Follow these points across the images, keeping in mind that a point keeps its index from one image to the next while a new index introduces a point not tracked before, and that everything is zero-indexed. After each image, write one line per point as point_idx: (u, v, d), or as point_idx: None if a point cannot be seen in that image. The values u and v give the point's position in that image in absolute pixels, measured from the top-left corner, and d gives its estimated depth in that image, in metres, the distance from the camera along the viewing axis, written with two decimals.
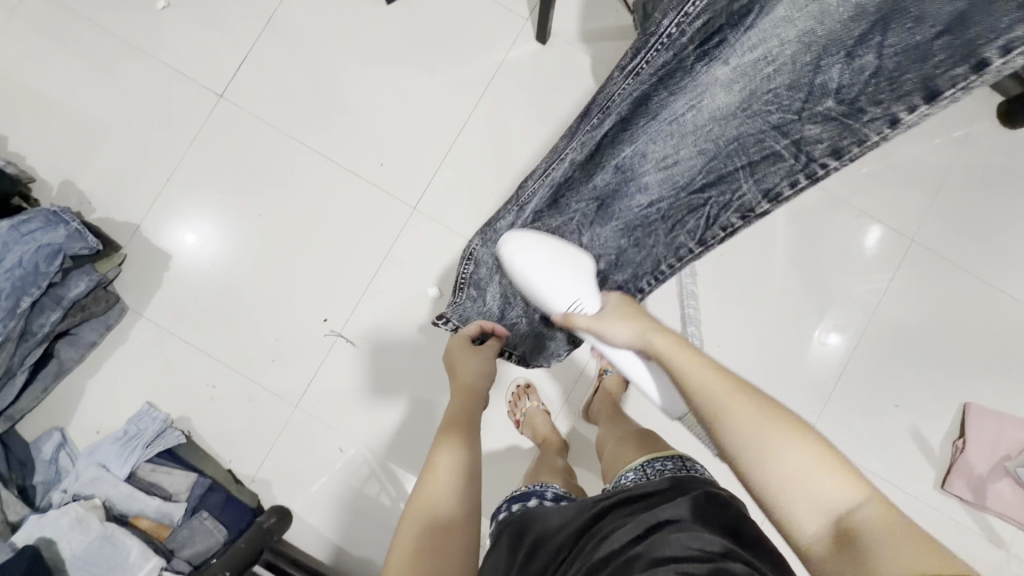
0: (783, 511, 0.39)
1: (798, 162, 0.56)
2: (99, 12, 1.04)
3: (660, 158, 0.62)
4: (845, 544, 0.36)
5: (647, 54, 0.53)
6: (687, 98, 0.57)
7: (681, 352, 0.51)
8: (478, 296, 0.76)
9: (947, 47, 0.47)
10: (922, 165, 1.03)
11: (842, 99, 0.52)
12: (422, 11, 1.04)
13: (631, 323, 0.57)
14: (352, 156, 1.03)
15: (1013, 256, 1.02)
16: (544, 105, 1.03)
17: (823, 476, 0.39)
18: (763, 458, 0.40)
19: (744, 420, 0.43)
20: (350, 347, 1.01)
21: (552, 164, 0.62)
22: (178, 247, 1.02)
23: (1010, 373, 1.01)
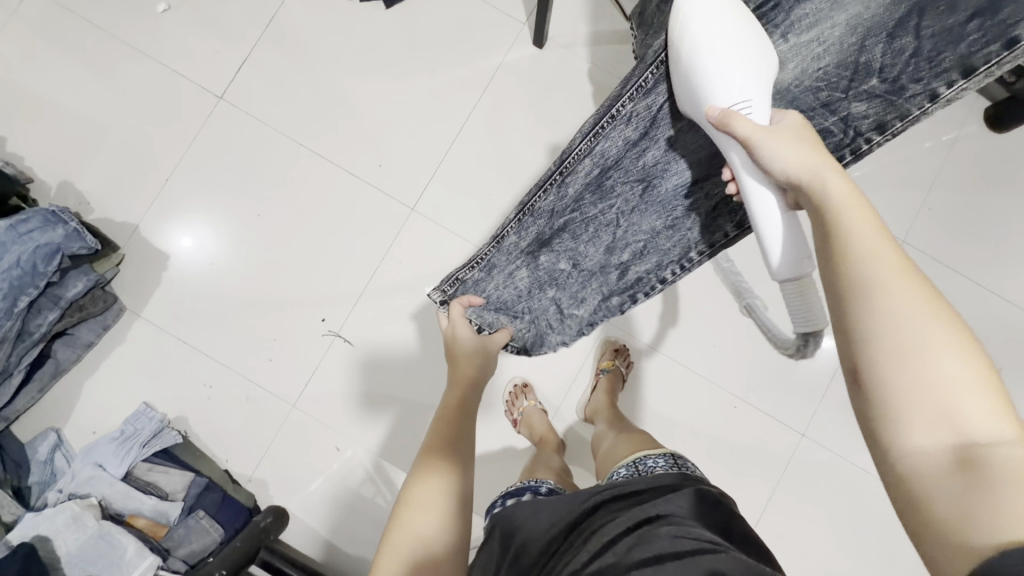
0: (909, 412, 0.35)
1: (845, 136, 0.57)
2: (101, 14, 1.05)
3: None
4: (967, 468, 0.32)
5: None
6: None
7: (855, 205, 0.43)
8: (485, 278, 0.74)
9: (978, 29, 0.51)
10: (913, 167, 1.05)
11: (885, 79, 0.55)
12: (421, 14, 1.05)
13: (804, 152, 0.48)
14: (351, 157, 1.04)
15: (1002, 256, 1.04)
16: (542, 107, 1.04)
17: (977, 397, 0.34)
18: (905, 352, 0.36)
19: (901, 305, 0.37)
20: (348, 346, 1.02)
21: (600, 135, 0.63)
22: (176, 248, 1.02)
23: (1001, 372, 1.02)
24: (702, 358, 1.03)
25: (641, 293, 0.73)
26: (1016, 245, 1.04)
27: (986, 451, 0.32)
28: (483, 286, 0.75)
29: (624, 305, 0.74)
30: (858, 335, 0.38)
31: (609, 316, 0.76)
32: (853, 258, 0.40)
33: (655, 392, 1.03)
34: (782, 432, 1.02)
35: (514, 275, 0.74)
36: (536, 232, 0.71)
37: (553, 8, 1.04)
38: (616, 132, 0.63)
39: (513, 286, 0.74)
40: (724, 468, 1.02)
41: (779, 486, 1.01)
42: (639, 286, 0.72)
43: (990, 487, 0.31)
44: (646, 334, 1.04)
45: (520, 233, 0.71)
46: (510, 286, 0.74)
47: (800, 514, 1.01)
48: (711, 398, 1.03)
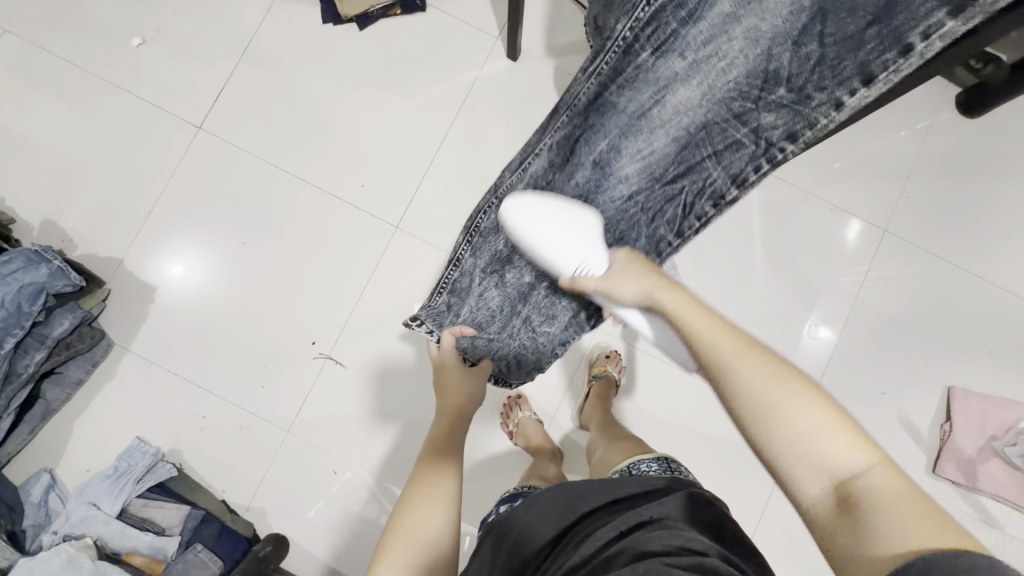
0: (790, 476, 0.41)
1: (758, 148, 0.64)
2: (77, 52, 1.06)
3: (635, 152, 0.67)
4: (845, 508, 0.38)
5: (609, 56, 0.59)
6: (651, 93, 0.62)
7: (685, 307, 0.56)
8: (455, 301, 0.77)
9: (877, 35, 0.56)
10: (889, 157, 1.06)
11: (792, 88, 0.60)
12: (395, 35, 1.06)
13: (639, 282, 0.63)
14: (333, 179, 1.04)
15: (982, 239, 1.05)
16: (520, 119, 1.05)
17: (826, 439, 0.41)
18: (770, 429, 0.43)
19: (744, 375, 0.46)
20: (340, 368, 1.01)
21: (529, 166, 0.66)
22: (167, 279, 1.02)
23: (991, 354, 1.03)
24: None
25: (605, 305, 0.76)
26: (995, 228, 1.05)
27: (859, 486, 0.38)
28: (458, 309, 0.78)
29: (590, 316, 0.77)
30: (736, 406, 0.45)
31: (577, 327, 0.78)
32: (705, 356, 0.50)
33: (650, 396, 1.03)
34: None
35: (484, 295, 0.76)
36: (492, 252, 0.73)
37: (526, 21, 1.06)
38: (540, 161, 0.66)
39: (487, 307, 0.77)
40: (723, 467, 1.02)
41: None
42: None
43: (868, 530, 0.36)
44: (637, 338, 1.04)
45: (476, 255, 0.73)
46: (481, 306, 0.77)
47: None
48: (706, 398, 1.03)
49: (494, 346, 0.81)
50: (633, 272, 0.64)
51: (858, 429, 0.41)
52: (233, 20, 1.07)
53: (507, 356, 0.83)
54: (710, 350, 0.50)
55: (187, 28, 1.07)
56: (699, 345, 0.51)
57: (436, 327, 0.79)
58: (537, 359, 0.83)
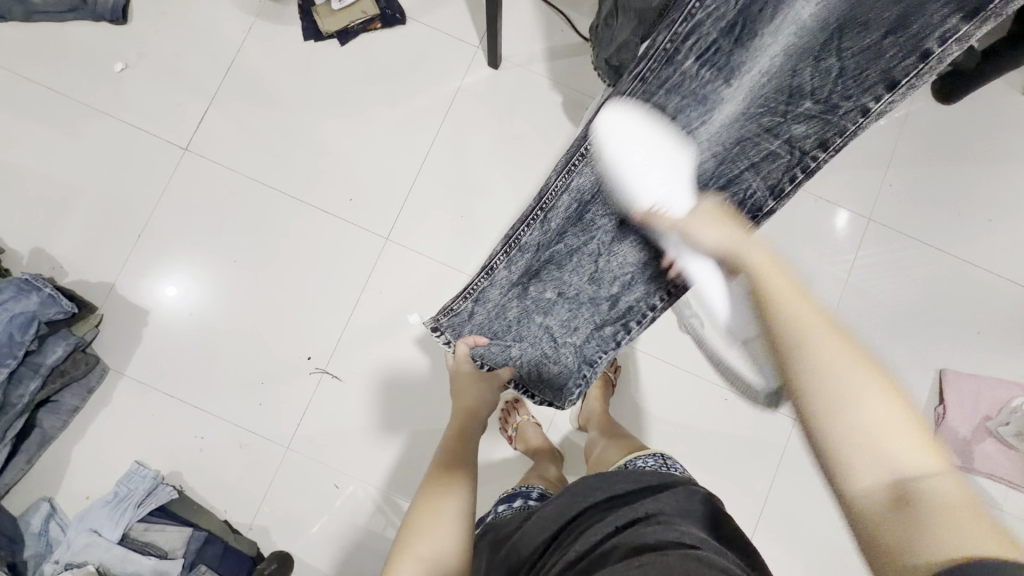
0: (846, 468, 0.38)
1: (792, 157, 0.62)
2: (60, 79, 1.06)
3: (680, 161, 0.64)
4: (903, 505, 0.35)
5: (652, 64, 0.55)
6: (698, 111, 0.61)
7: (767, 263, 0.51)
8: (476, 306, 0.77)
9: (894, 45, 0.53)
10: (869, 146, 1.08)
11: (817, 99, 0.58)
12: (376, 48, 1.07)
13: (724, 231, 0.59)
14: (322, 194, 1.05)
15: (964, 222, 1.07)
16: (504, 125, 1.06)
17: (895, 443, 0.38)
18: (844, 408, 0.39)
19: (824, 358, 0.42)
20: (336, 381, 1.01)
21: (574, 173, 0.63)
22: (156, 300, 1.02)
23: (979, 335, 1.05)
24: (689, 354, 1.05)
25: (632, 321, 0.75)
26: (976, 211, 1.07)
27: (920, 489, 0.36)
28: (478, 318, 0.78)
29: (613, 332, 0.77)
30: (798, 388, 0.42)
31: (601, 341, 0.78)
32: (780, 324, 0.45)
33: (647, 394, 1.04)
34: (775, 418, 1.03)
35: (504, 304, 0.77)
36: (524, 265, 0.72)
37: (505, 29, 1.07)
38: (586, 172, 0.63)
39: (503, 317, 0.78)
40: (722, 460, 1.02)
41: (779, 472, 1.02)
42: (629, 314, 0.75)
43: (924, 533, 0.34)
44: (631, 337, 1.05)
45: (509, 265, 0.72)
46: (502, 316, 0.78)
47: (803, 499, 1.02)
48: (702, 393, 1.04)
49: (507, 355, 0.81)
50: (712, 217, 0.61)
51: (917, 419, 0.39)
52: (214, 41, 1.08)
53: (527, 362, 0.82)
54: (781, 317, 0.45)
55: (169, 51, 1.07)
56: (780, 321, 0.45)
57: (455, 337, 0.81)
58: (557, 366, 0.81)
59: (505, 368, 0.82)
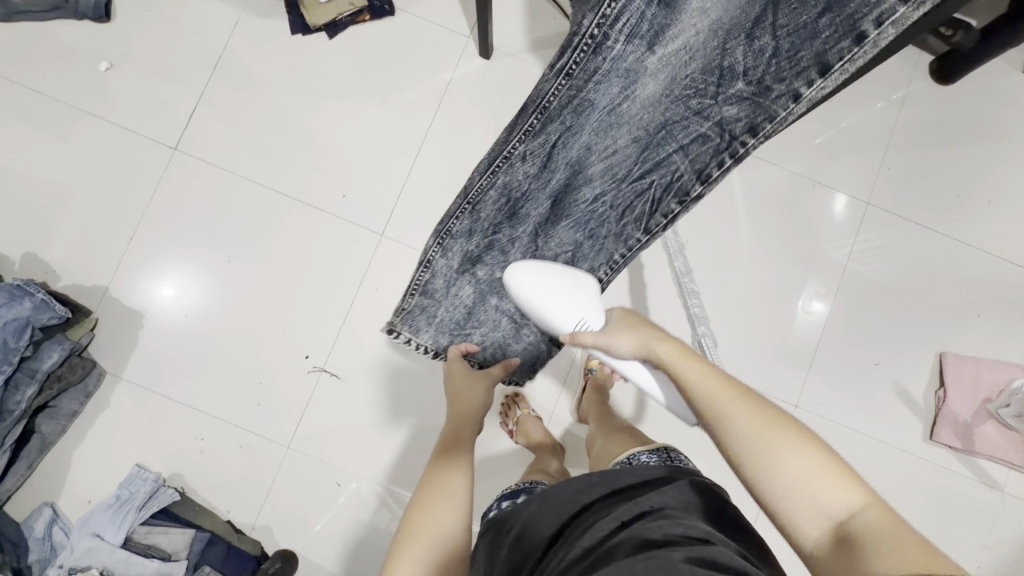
0: (789, 521, 0.43)
1: (722, 140, 0.59)
2: (44, 80, 1.04)
3: (602, 149, 0.62)
4: (843, 543, 0.40)
5: (578, 55, 0.54)
6: (620, 86, 0.57)
7: (678, 355, 0.55)
8: (428, 301, 0.73)
9: (831, 24, 0.50)
10: (867, 129, 1.07)
11: (750, 81, 0.55)
12: (365, 41, 1.05)
13: (633, 335, 0.61)
14: (315, 191, 1.04)
15: (963, 204, 1.06)
16: (497, 117, 1.05)
17: (826, 483, 0.43)
18: (772, 468, 0.44)
19: (741, 419, 0.47)
20: (335, 379, 1.01)
21: (499, 171, 0.61)
22: (156, 304, 1.01)
23: (978, 318, 1.04)
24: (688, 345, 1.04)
25: None
26: (975, 192, 1.06)
27: (851, 523, 0.41)
28: (432, 312, 0.75)
29: None
30: (731, 453, 0.47)
31: None
32: (697, 399, 0.51)
33: None
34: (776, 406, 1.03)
35: (459, 293, 0.73)
36: (464, 252, 0.69)
37: (495, 19, 1.05)
38: (515, 169, 0.62)
39: (458, 306, 0.75)
40: None
41: None
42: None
43: (867, 558, 0.38)
44: None
45: (448, 256, 0.68)
46: (457, 304, 0.74)
47: None
48: None
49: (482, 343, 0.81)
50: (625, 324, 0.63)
51: (847, 466, 0.44)
52: (199, 37, 1.06)
53: (489, 345, 0.81)
54: (697, 391, 0.51)
55: (155, 49, 1.05)
56: (694, 397, 0.51)
57: (416, 333, 0.76)
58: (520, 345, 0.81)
59: (499, 365, 0.83)
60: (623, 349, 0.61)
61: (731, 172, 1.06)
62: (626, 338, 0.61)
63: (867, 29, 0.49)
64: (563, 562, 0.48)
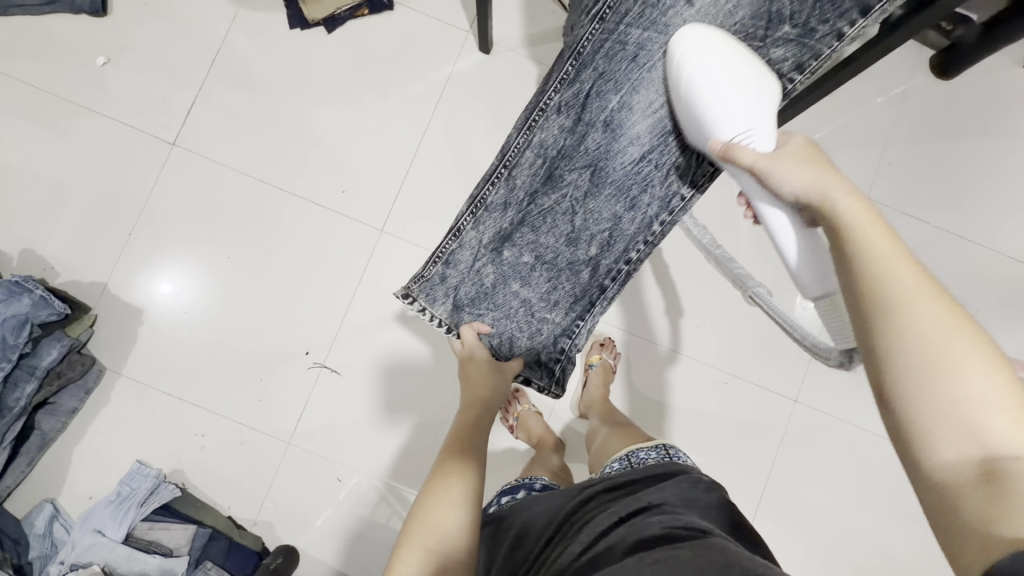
0: (921, 429, 0.37)
1: (770, 79, 0.66)
2: (41, 74, 1.03)
3: (644, 105, 0.68)
4: (991, 481, 0.33)
5: (610, 2, 0.66)
6: (659, 43, 0.67)
7: (868, 221, 0.45)
8: (449, 270, 0.75)
9: None
10: (868, 124, 1.07)
11: (796, 23, 0.64)
12: (364, 35, 1.05)
13: (812, 172, 0.52)
14: (314, 186, 1.03)
15: (963, 199, 1.06)
16: (497, 112, 1.04)
17: (997, 414, 0.35)
18: (925, 370, 0.37)
19: (920, 314, 0.39)
20: (335, 376, 1.01)
21: (541, 120, 0.70)
22: (151, 297, 1.01)
23: (978, 313, 1.05)
24: (688, 340, 1.04)
25: (609, 280, 0.74)
26: (975, 187, 1.06)
27: (1012, 467, 0.33)
28: (455, 283, 0.76)
29: (595, 296, 0.75)
30: (876, 338, 0.40)
31: (583, 303, 0.75)
32: (858, 268, 0.43)
33: (648, 381, 1.04)
34: (775, 401, 1.04)
35: (482, 268, 0.75)
36: (496, 227, 0.74)
37: (495, 13, 1.05)
38: (551, 122, 0.70)
39: (479, 283, 0.76)
40: (723, 443, 1.03)
41: (780, 453, 1.03)
42: (608, 274, 0.74)
43: (1012, 500, 0.32)
44: (631, 325, 1.05)
45: (478, 228, 0.74)
46: (479, 283, 0.76)
47: (804, 479, 1.02)
48: (703, 377, 1.04)
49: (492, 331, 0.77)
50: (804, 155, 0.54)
51: None
52: (197, 32, 1.05)
53: (501, 333, 0.78)
54: (860, 262, 0.43)
55: (152, 43, 1.05)
56: (863, 264, 0.43)
57: (432, 303, 0.76)
58: (530, 342, 0.78)
59: (516, 358, 0.78)
60: (787, 183, 0.53)
61: None
62: (800, 171, 0.52)
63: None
64: (562, 559, 0.49)
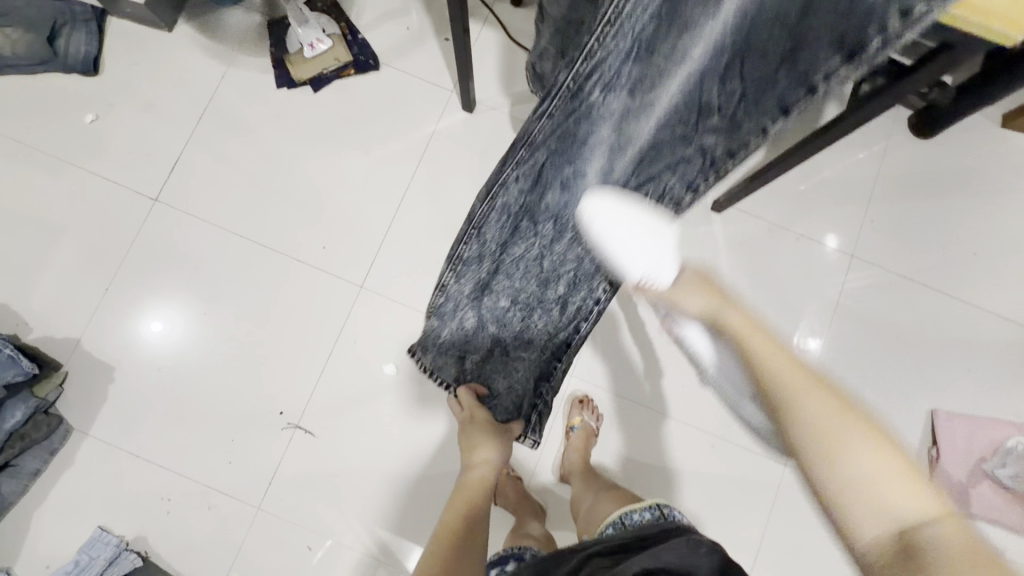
0: (844, 515, 0.41)
1: (705, 161, 0.58)
2: (28, 132, 1.05)
3: (598, 171, 0.56)
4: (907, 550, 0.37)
5: (556, 103, 0.46)
6: (610, 125, 0.50)
7: (750, 325, 0.50)
8: (438, 321, 0.71)
9: (788, 76, 0.47)
10: (849, 181, 1.07)
11: (724, 115, 0.52)
12: (349, 95, 1.06)
13: (703, 297, 0.54)
14: (294, 243, 1.03)
15: (948, 257, 1.05)
16: (480, 169, 1.05)
17: (890, 486, 0.40)
18: (836, 465, 0.42)
19: (813, 405, 0.44)
20: (309, 437, 0.98)
21: (498, 199, 0.54)
22: (143, 339, 1.00)
23: (969, 374, 1.02)
24: (674, 400, 1.02)
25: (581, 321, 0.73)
26: (961, 245, 1.06)
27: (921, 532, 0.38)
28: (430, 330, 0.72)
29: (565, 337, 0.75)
30: (790, 439, 0.45)
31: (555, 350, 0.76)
32: (762, 372, 0.48)
33: (633, 443, 1.00)
34: (765, 464, 1.00)
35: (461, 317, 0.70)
36: (475, 277, 0.65)
37: (477, 75, 1.07)
38: (512, 193, 0.54)
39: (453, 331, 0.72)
40: (712, 510, 0.98)
41: (772, 521, 0.98)
42: (580, 315, 0.73)
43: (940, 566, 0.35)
44: (615, 384, 1.02)
45: (461, 279, 0.64)
46: (457, 327, 0.72)
47: (798, 550, 0.98)
48: (691, 439, 1.01)
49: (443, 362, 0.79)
50: (703, 281, 0.55)
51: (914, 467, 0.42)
52: (184, 91, 1.07)
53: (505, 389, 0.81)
54: (760, 363, 0.48)
55: (140, 102, 1.06)
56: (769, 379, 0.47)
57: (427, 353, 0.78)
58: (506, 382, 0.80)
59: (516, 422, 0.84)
60: (695, 307, 0.54)
61: (714, 225, 1.06)
62: (700, 297, 0.54)
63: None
64: None
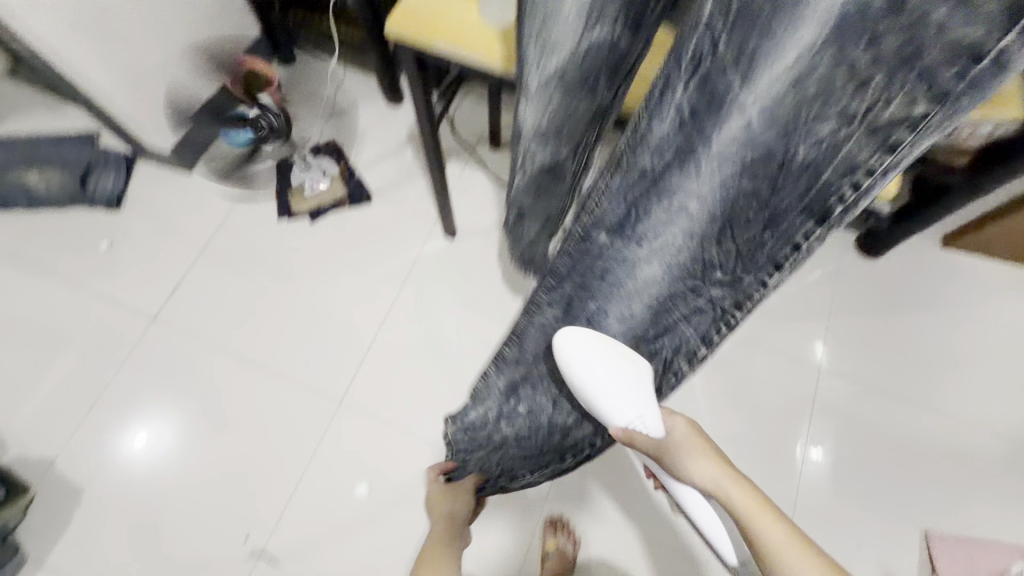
0: None
1: (716, 314, 0.67)
2: (47, 258, 1.14)
3: (619, 315, 0.70)
4: None
5: (574, 238, 0.67)
6: (621, 267, 0.67)
7: (738, 482, 0.61)
8: (466, 428, 0.84)
9: (810, 204, 0.55)
10: (808, 297, 1.14)
11: (715, 266, 0.64)
12: (344, 223, 1.18)
13: (709, 460, 0.63)
14: (281, 359, 1.07)
15: (913, 368, 1.08)
16: (460, 288, 1.13)
17: None
18: None
19: (789, 547, 0.56)
20: (274, 565, 0.94)
21: (536, 315, 0.74)
22: (121, 457, 0.99)
23: (956, 491, 1.00)
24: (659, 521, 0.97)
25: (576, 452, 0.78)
26: (925, 357, 1.09)
27: None
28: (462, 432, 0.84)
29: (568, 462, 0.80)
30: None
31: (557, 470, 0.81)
32: (757, 537, 0.57)
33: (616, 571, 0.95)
34: None
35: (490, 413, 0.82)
36: (510, 375, 0.79)
37: (460, 206, 1.19)
38: (544, 315, 0.74)
39: (477, 432, 0.83)
40: None
41: None
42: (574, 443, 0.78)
43: None
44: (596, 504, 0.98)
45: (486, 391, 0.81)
46: (481, 433, 0.83)
47: None
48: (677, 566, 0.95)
49: (465, 459, 0.86)
50: (692, 448, 0.64)
51: None
52: (195, 219, 1.18)
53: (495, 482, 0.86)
54: (748, 518, 0.58)
55: (154, 231, 1.17)
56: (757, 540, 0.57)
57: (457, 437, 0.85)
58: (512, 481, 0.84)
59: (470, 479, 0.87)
60: (689, 473, 0.62)
61: None
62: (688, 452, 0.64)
63: (895, 138, 0.48)
64: None
